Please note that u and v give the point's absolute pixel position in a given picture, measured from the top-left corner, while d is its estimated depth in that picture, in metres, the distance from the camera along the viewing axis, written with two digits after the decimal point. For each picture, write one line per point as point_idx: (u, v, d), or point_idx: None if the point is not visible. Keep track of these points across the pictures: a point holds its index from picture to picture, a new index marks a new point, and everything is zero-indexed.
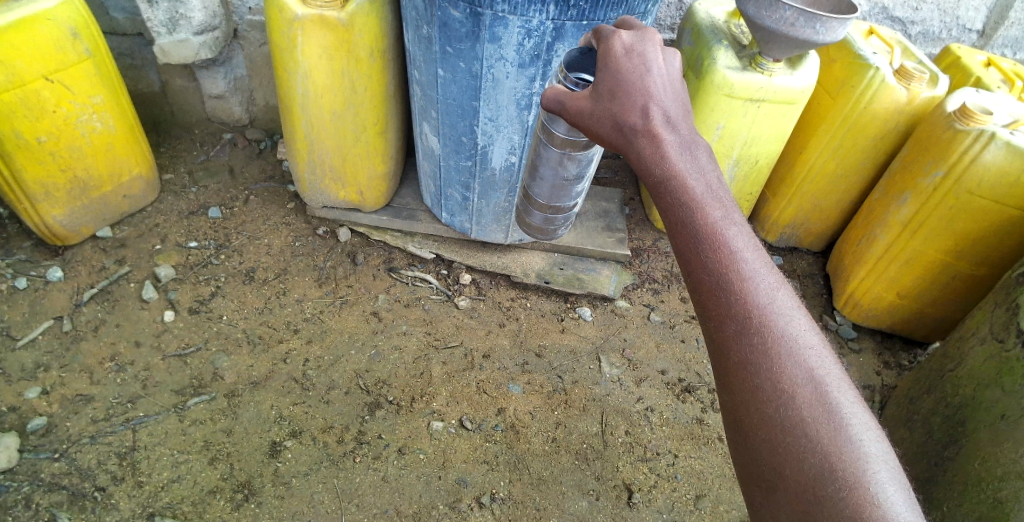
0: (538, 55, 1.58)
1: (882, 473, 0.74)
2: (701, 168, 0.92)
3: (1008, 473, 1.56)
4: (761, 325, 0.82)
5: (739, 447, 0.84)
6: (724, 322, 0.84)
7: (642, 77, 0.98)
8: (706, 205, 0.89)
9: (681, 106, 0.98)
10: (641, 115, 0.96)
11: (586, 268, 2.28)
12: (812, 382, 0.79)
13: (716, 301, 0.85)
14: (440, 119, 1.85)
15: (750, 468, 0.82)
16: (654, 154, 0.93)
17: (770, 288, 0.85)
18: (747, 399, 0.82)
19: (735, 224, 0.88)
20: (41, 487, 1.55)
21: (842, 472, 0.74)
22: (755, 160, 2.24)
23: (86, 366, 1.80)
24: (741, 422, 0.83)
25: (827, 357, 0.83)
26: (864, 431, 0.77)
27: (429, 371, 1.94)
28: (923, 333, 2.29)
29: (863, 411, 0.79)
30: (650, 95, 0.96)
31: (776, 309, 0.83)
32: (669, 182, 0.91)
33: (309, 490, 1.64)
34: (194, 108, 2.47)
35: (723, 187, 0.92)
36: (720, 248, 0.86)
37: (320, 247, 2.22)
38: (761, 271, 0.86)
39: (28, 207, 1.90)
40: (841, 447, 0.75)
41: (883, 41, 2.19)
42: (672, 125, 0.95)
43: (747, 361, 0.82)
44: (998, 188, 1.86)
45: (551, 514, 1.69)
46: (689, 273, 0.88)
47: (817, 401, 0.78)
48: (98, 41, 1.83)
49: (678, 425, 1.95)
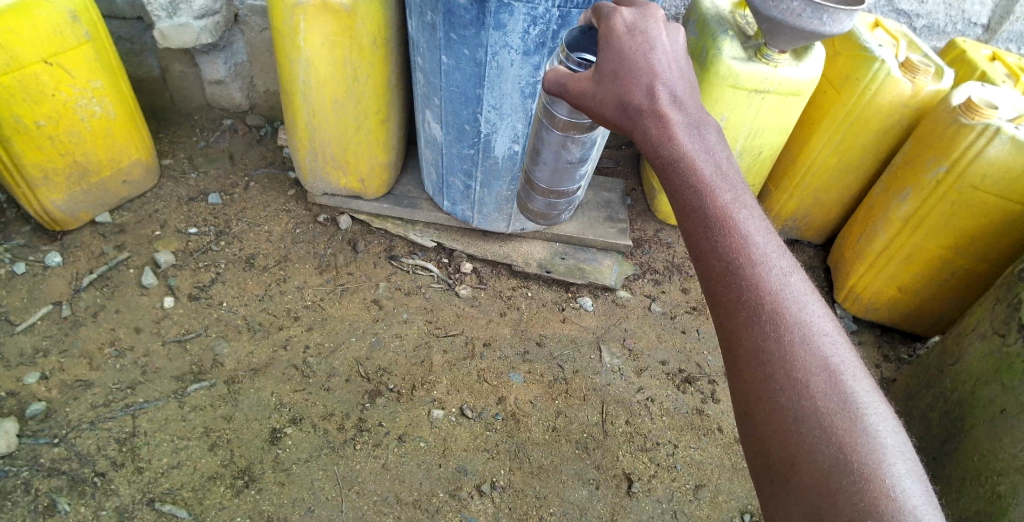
0: (543, 42, 1.58)
1: (899, 464, 0.73)
2: (710, 148, 0.92)
3: (1006, 467, 1.57)
4: (773, 311, 0.82)
5: (750, 439, 0.84)
6: (735, 308, 0.84)
7: (647, 56, 0.96)
8: (716, 188, 0.88)
9: (688, 85, 0.98)
10: (646, 95, 0.95)
11: (587, 259, 2.28)
12: (826, 371, 0.79)
13: (728, 287, 0.85)
14: (443, 107, 1.84)
15: (761, 459, 0.82)
16: (661, 135, 0.92)
17: (782, 274, 0.85)
18: (759, 388, 0.82)
19: (745, 207, 0.88)
20: (40, 472, 1.55)
21: (856, 464, 0.74)
22: (759, 152, 2.24)
23: (86, 351, 1.79)
24: (750, 411, 0.83)
25: (842, 343, 0.82)
26: (879, 421, 0.77)
27: (429, 359, 1.94)
28: (922, 327, 2.29)
29: (879, 400, 0.79)
30: (655, 74, 0.96)
31: (789, 295, 0.83)
32: (678, 164, 0.90)
33: (309, 476, 1.64)
34: (194, 94, 2.44)
35: (732, 168, 0.92)
36: (731, 232, 0.86)
37: (321, 235, 2.21)
38: (773, 255, 0.86)
39: (27, 192, 1.89)
40: (857, 438, 0.75)
41: (888, 34, 2.17)
42: (679, 105, 0.95)
43: (759, 348, 0.82)
44: (1000, 184, 1.86)
45: (551, 503, 1.70)
46: (699, 259, 0.88)
47: (830, 390, 0.78)
48: (98, 25, 1.81)
49: (678, 415, 1.95)
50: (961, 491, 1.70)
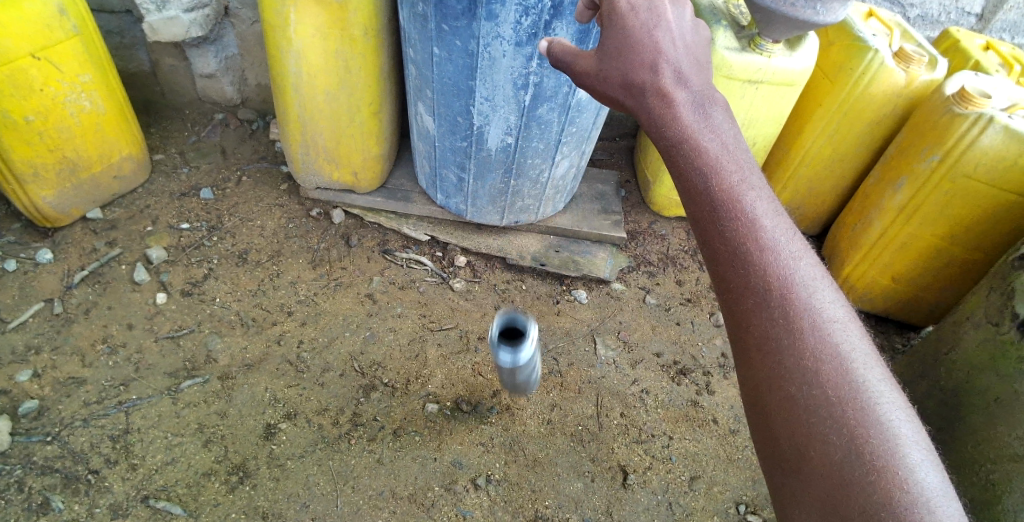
0: (536, 33, 1.56)
1: (914, 454, 0.75)
2: (716, 127, 0.94)
3: (1001, 456, 1.59)
4: (782, 298, 0.84)
5: (762, 428, 0.86)
6: (744, 294, 0.86)
7: (651, 33, 1.01)
8: (723, 169, 0.91)
9: (693, 61, 1.01)
10: (649, 75, 0.99)
11: (581, 251, 2.27)
12: (837, 359, 0.81)
13: (736, 273, 0.87)
14: (435, 99, 1.82)
15: (773, 449, 0.84)
16: (664, 112, 0.97)
17: (791, 258, 0.87)
18: (770, 375, 0.84)
19: (752, 188, 0.90)
20: (34, 471, 1.54)
21: (868, 455, 0.75)
22: (752, 142, 2.23)
23: (78, 348, 1.78)
24: (760, 399, 0.85)
25: (853, 330, 0.83)
26: (893, 410, 0.78)
27: (424, 353, 1.93)
28: (915, 317, 2.30)
29: (892, 389, 0.80)
30: (659, 52, 1.00)
31: (799, 281, 0.85)
32: (683, 145, 0.94)
33: (304, 472, 1.64)
34: (184, 88, 2.42)
35: (740, 147, 0.94)
36: (739, 216, 0.88)
37: (314, 229, 2.20)
38: (782, 240, 0.88)
39: (16, 189, 1.87)
40: (870, 429, 0.76)
41: (882, 24, 2.17)
42: (684, 83, 0.98)
43: (769, 335, 0.84)
44: (995, 173, 1.86)
45: (546, 496, 1.70)
46: (708, 244, 0.90)
47: (843, 379, 0.79)
48: (86, 18, 1.79)
49: (673, 408, 1.96)
50: (956, 479, 1.71)
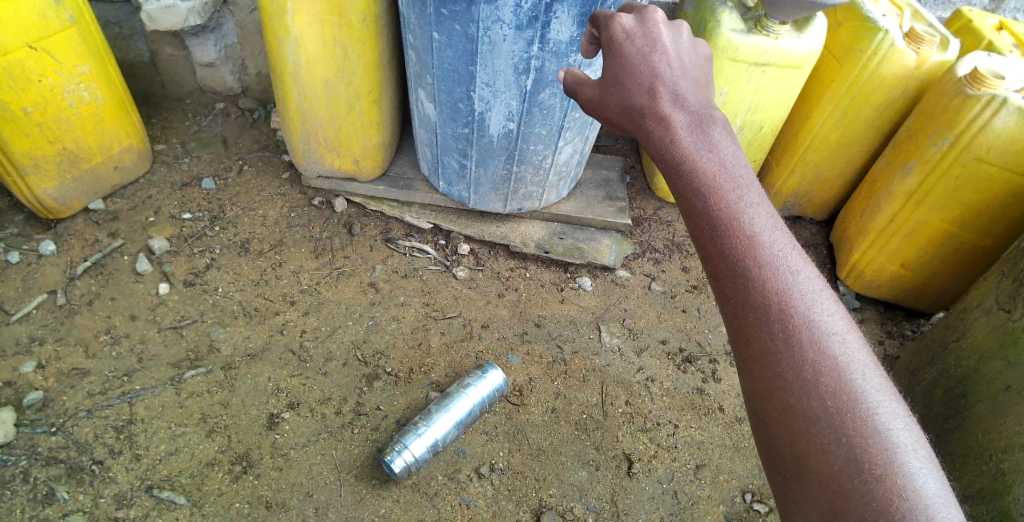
0: (536, 16, 1.53)
1: (913, 462, 0.73)
2: (713, 144, 0.93)
3: (1011, 445, 1.56)
4: (781, 311, 0.82)
5: (764, 436, 0.84)
6: (744, 308, 0.84)
7: (647, 58, 1.03)
8: (719, 185, 0.90)
9: (690, 83, 1.02)
10: (646, 97, 1.00)
11: (585, 238, 2.25)
12: (837, 370, 0.78)
13: (735, 287, 0.85)
14: (436, 85, 1.80)
15: (775, 456, 0.83)
16: (661, 132, 0.97)
17: (790, 271, 0.84)
18: (771, 388, 0.82)
19: (750, 204, 0.88)
20: (39, 462, 1.54)
21: (868, 465, 0.73)
22: (759, 127, 2.20)
23: (81, 339, 1.78)
24: (761, 410, 0.84)
25: (854, 342, 0.81)
26: (892, 420, 0.76)
27: (426, 342, 1.92)
28: (925, 303, 2.27)
29: (893, 399, 0.78)
30: (655, 75, 1.01)
31: (798, 293, 0.83)
32: (681, 164, 0.93)
33: (308, 462, 1.64)
34: (184, 77, 2.40)
35: (739, 163, 0.92)
36: (737, 231, 0.86)
37: (316, 218, 2.19)
38: (780, 252, 0.85)
39: (17, 181, 1.86)
40: (869, 438, 0.74)
41: (893, 3, 2.11)
42: (680, 103, 0.98)
43: (768, 348, 0.82)
44: (1008, 156, 1.82)
45: (551, 484, 1.69)
46: (707, 257, 0.89)
47: (842, 390, 0.77)
48: (82, 8, 1.77)
49: (678, 395, 1.94)
50: (963, 467, 1.68)
